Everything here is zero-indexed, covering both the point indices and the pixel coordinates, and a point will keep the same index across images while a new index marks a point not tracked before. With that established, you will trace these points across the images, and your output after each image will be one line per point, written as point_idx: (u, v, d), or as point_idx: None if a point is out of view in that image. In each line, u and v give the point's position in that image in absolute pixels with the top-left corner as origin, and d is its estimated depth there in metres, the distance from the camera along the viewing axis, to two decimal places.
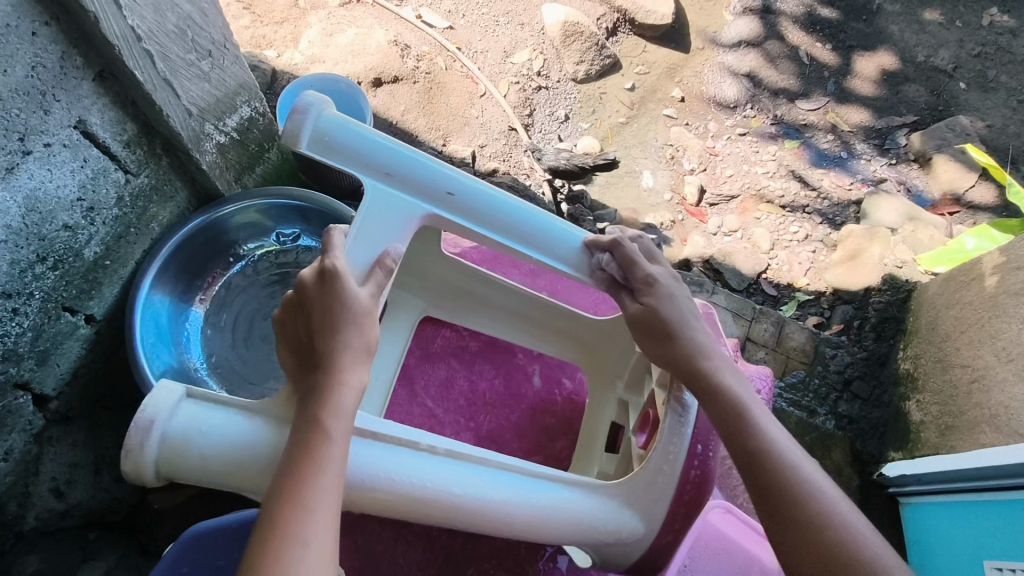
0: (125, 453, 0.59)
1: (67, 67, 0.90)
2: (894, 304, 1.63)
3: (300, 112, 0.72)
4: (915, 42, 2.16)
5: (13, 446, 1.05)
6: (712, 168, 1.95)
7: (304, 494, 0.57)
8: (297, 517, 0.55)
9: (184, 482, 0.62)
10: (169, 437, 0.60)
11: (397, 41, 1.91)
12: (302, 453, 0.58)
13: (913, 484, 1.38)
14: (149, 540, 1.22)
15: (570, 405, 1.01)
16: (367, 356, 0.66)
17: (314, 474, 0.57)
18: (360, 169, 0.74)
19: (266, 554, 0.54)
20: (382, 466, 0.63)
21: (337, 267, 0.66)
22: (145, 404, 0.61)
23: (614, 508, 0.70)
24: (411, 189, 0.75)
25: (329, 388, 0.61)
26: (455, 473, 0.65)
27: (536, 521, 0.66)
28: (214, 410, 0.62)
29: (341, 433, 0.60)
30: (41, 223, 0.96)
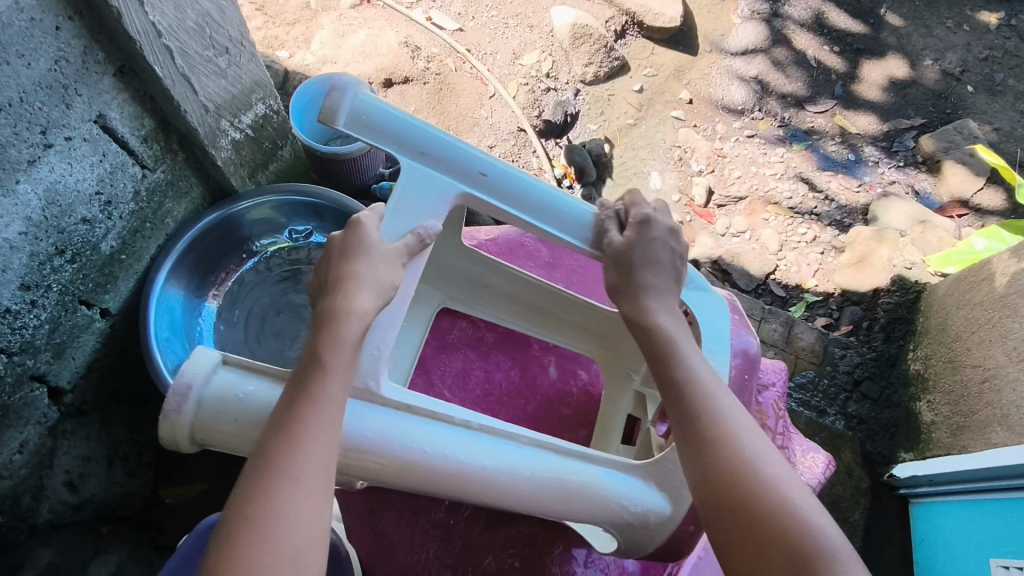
0: (162, 417, 0.62)
1: (89, 61, 0.91)
2: (904, 305, 1.63)
3: (337, 88, 0.75)
4: (922, 45, 2.17)
5: (28, 439, 1.06)
6: (720, 170, 1.95)
7: (297, 431, 0.57)
8: (288, 453, 0.56)
9: (218, 448, 0.64)
10: (204, 401, 0.62)
11: (407, 43, 1.93)
12: (298, 393, 0.60)
13: (923, 485, 1.37)
14: (160, 534, 1.22)
15: (585, 396, 1.00)
16: (387, 290, 0.68)
17: (309, 410, 0.58)
18: (395, 147, 0.76)
19: (256, 490, 0.54)
20: (380, 428, 0.64)
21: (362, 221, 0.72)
22: (183, 369, 0.63)
23: (643, 487, 0.72)
24: (443, 167, 0.78)
25: (332, 318, 0.64)
26: (456, 437, 0.66)
27: (547, 489, 0.67)
28: (249, 377, 0.64)
29: (340, 368, 0.62)
30: (61, 216, 0.97)
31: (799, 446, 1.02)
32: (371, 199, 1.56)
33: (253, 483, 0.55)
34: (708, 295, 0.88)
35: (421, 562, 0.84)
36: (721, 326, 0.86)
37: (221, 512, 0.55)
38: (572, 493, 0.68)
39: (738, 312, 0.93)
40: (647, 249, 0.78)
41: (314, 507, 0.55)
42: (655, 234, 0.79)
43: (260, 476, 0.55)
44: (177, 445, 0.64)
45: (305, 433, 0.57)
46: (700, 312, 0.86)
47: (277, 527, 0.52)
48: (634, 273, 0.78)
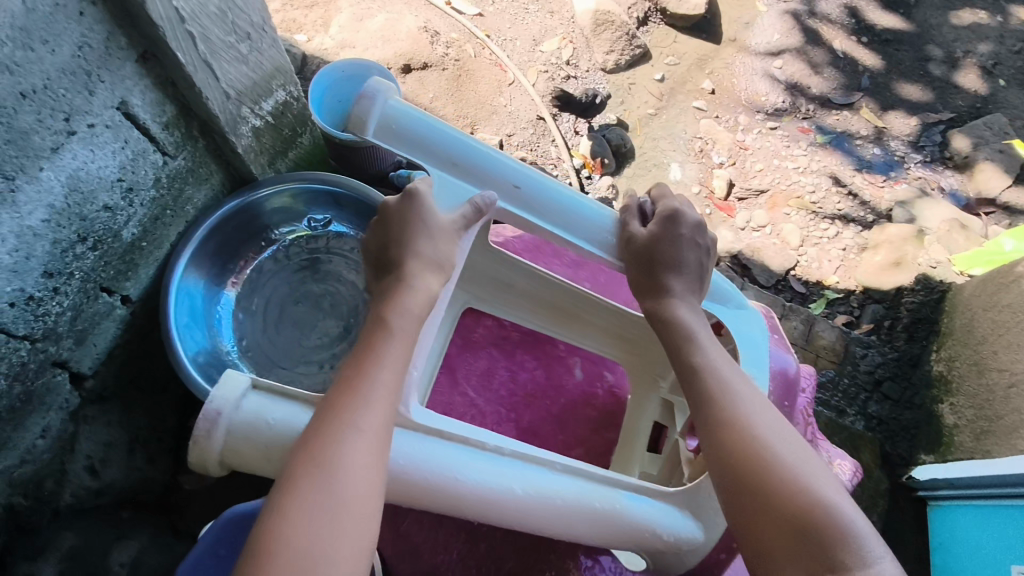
0: (193, 441, 0.64)
1: (112, 47, 0.90)
2: (928, 305, 1.60)
3: (368, 97, 0.77)
4: (953, 37, 2.11)
5: (50, 424, 1.07)
6: (742, 162, 1.92)
7: (361, 387, 0.63)
8: (354, 407, 0.61)
9: (246, 472, 0.66)
10: (234, 427, 0.64)
11: (426, 27, 1.90)
12: (366, 351, 0.67)
13: (944, 488, 1.36)
14: (179, 519, 1.23)
15: (611, 398, 0.99)
16: (436, 267, 0.76)
17: (373, 366, 0.65)
18: (426, 157, 0.80)
19: (324, 436, 0.59)
20: (417, 456, 0.65)
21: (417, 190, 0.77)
22: (213, 395, 0.65)
23: (676, 514, 0.73)
24: (474, 179, 0.80)
25: (400, 290, 0.72)
26: (492, 464, 0.68)
27: (582, 510, 0.69)
28: (277, 404, 0.66)
29: (400, 330, 0.69)
30: (83, 203, 0.97)
31: (826, 453, 1.02)
32: (389, 187, 1.54)
33: (301, 471, 0.57)
34: (744, 313, 0.89)
35: (446, 564, 0.85)
36: (758, 344, 0.86)
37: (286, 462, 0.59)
38: (601, 517, 0.70)
39: (777, 330, 0.94)
40: (673, 245, 0.83)
41: (371, 459, 0.59)
42: (682, 231, 0.83)
43: (308, 463, 0.57)
44: (207, 468, 0.66)
45: (354, 425, 0.60)
46: (737, 330, 0.87)
47: (334, 466, 0.57)
48: (661, 268, 0.82)
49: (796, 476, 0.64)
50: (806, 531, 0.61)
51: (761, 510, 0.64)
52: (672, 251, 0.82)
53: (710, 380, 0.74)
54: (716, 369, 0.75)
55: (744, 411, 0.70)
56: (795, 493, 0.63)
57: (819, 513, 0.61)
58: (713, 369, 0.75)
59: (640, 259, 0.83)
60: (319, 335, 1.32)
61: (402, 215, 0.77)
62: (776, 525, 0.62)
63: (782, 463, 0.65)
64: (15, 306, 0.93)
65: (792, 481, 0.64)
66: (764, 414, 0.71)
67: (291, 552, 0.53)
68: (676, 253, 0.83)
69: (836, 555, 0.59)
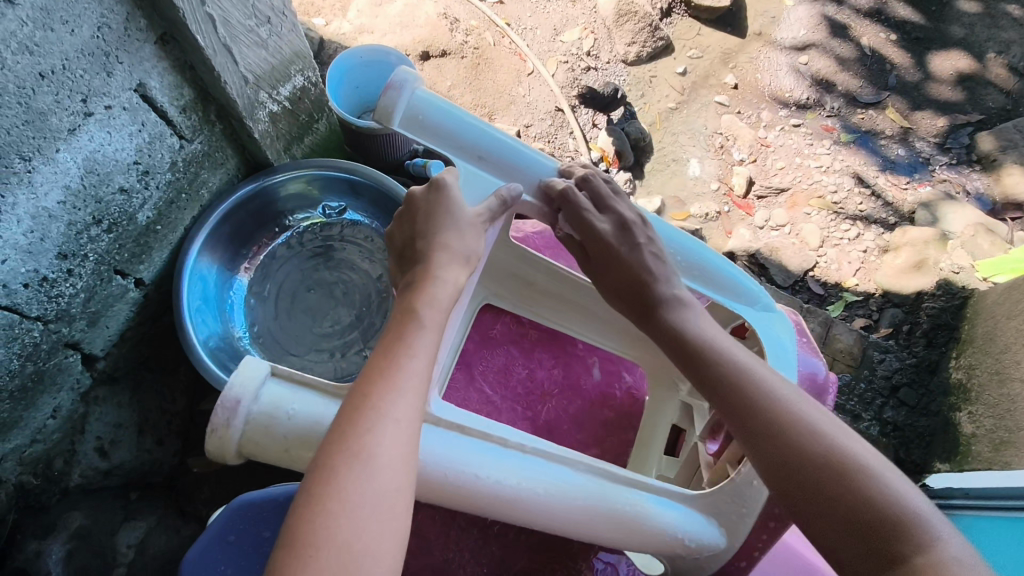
0: (211, 430, 0.63)
1: (131, 28, 0.89)
2: (948, 311, 1.57)
3: (395, 86, 0.78)
4: (987, 36, 2.05)
5: (61, 404, 1.08)
6: (763, 159, 1.88)
7: (396, 376, 0.62)
8: (387, 396, 0.60)
9: (264, 462, 0.66)
10: (253, 416, 0.64)
11: (446, 14, 1.88)
12: (396, 338, 0.65)
13: (958, 497, 1.31)
14: (187, 501, 1.20)
15: (629, 400, 0.98)
16: (464, 260, 0.75)
17: (406, 355, 0.64)
18: (453, 149, 0.81)
19: (359, 427, 0.57)
20: (443, 453, 0.65)
21: (447, 181, 0.78)
22: (231, 383, 0.64)
23: (700, 520, 0.73)
24: (501, 171, 0.82)
25: (427, 280, 0.71)
26: (512, 460, 0.67)
27: (609, 514, 0.68)
28: (297, 394, 0.65)
29: (431, 321, 0.68)
30: (99, 185, 0.96)
31: None
32: (404, 175, 1.53)
33: (339, 461, 0.55)
34: (771, 315, 0.87)
35: (458, 560, 0.85)
36: (787, 348, 0.84)
37: (315, 453, 0.57)
38: (625, 520, 0.69)
39: (805, 334, 0.91)
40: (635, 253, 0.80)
41: (405, 451, 0.58)
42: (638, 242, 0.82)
43: (348, 453, 0.55)
44: (222, 457, 0.65)
45: (388, 416, 0.59)
46: (766, 333, 0.85)
47: (370, 457, 0.56)
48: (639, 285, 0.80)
49: (844, 468, 0.62)
50: (864, 527, 0.60)
51: (816, 509, 0.62)
52: (631, 265, 0.80)
53: (728, 375, 0.70)
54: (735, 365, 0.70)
55: (781, 404, 0.66)
56: (848, 488, 0.61)
57: (875, 506, 0.60)
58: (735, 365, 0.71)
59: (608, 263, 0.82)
60: (331, 323, 1.31)
61: (430, 209, 0.78)
62: (835, 525, 0.61)
63: (829, 457, 0.62)
64: (30, 286, 0.93)
65: (844, 474, 0.61)
66: (799, 403, 0.67)
67: (330, 545, 0.51)
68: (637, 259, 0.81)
69: (897, 545, 0.58)
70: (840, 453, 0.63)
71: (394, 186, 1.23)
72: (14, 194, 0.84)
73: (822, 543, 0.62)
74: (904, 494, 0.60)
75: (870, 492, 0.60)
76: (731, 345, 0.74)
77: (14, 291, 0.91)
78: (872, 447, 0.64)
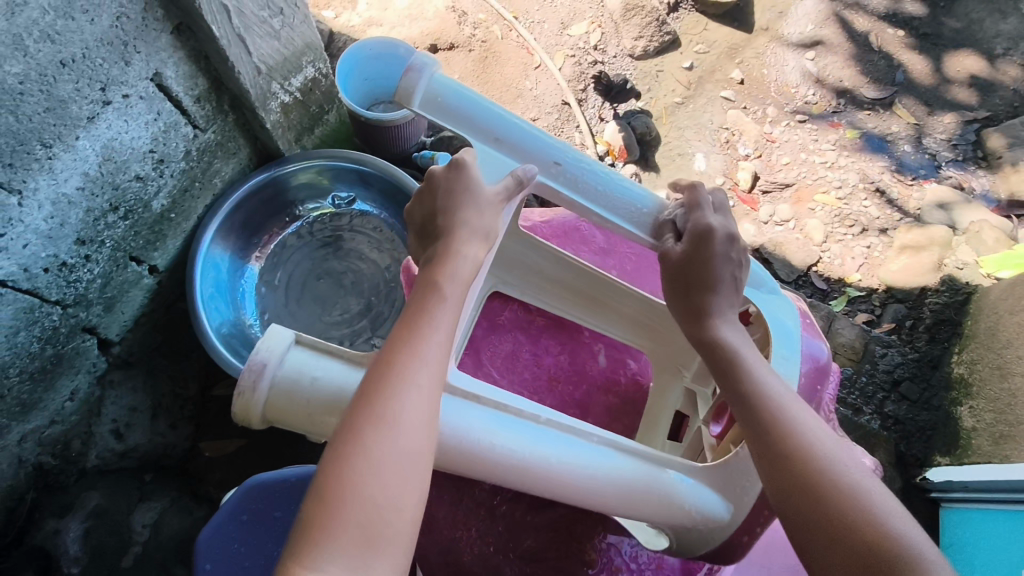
0: (238, 393, 0.64)
1: (148, 19, 0.91)
2: (951, 306, 1.58)
3: (415, 70, 0.80)
4: (995, 32, 2.05)
5: (79, 387, 1.11)
6: (768, 155, 1.89)
7: (418, 345, 0.64)
8: (413, 365, 0.62)
9: (285, 427, 0.68)
10: (279, 380, 0.66)
11: (454, 7, 1.90)
12: (418, 309, 0.67)
13: (959, 490, 1.34)
14: (199, 484, 1.23)
15: (634, 386, 1.00)
16: (483, 237, 0.77)
17: (428, 327, 0.66)
18: (469, 131, 0.82)
19: (384, 392, 0.59)
20: (463, 421, 0.67)
21: (465, 160, 0.79)
22: (258, 348, 0.66)
23: (706, 491, 0.75)
24: (517, 154, 0.83)
25: (447, 256, 0.73)
26: (529, 431, 0.70)
27: (620, 484, 0.71)
28: (320, 361, 0.67)
29: (453, 296, 0.70)
30: (116, 172, 0.98)
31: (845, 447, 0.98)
32: (412, 167, 1.54)
33: (364, 423, 0.57)
34: (777, 298, 0.89)
35: (465, 539, 0.88)
36: (790, 329, 0.86)
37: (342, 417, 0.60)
38: (637, 490, 0.72)
39: (807, 318, 0.93)
40: (707, 263, 0.79)
41: (426, 417, 0.60)
42: (718, 250, 0.79)
43: (373, 418, 0.58)
44: (247, 421, 0.66)
45: (413, 382, 0.60)
46: (771, 314, 0.87)
47: (393, 420, 0.58)
48: (698, 289, 0.79)
49: (852, 499, 0.60)
50: (857, 547, 0.58)
51: (820, 543, 0.60)
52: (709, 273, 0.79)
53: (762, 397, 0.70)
54: (772, 393, 0.70)
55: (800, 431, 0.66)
56: (858, 524, 0.59)
57: (872, 527, 0.58)
58: (771, 393, 0.70)
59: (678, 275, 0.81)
60: (340, 312, 1.33)
61: (448, 184, 0.79)
62: (835, 556, 0.59)
63: (833, 479, 0.62)
64: (50, 271, 0.95)
65: (858, 508, 0.60)
66: (824, 440, 0.66)
67: (356, 499, 0.54)
68: (713, 271, 0.79)
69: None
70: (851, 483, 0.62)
71: (403, 176, 1.25)
72: (36, 180, 0.86)
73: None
74: (919, 539, 0.58)
75: (883, 528, 0.58)
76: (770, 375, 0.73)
77: (34, 275, 0.93)
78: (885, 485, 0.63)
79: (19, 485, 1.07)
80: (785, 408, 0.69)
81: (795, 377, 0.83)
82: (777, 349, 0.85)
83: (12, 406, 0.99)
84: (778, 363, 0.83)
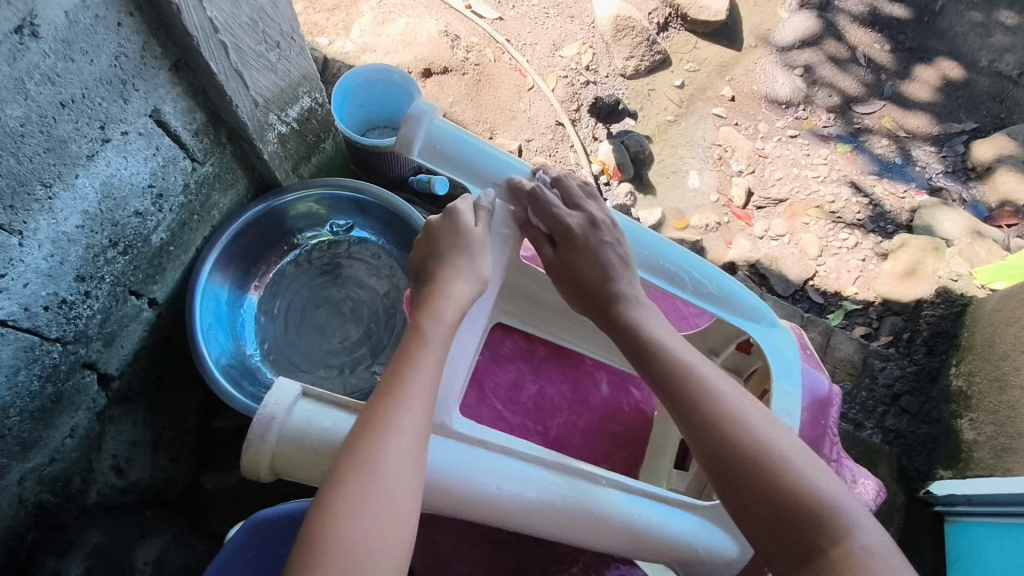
0: (247, 445, 0.67)
1: (147, 56, 0.91)
2: (948, 318, 1.59)
3: (414, 118, 0.82)
4: (978, 46, 2.08)
5: (78, 424, 1.10)
6: (761, 170, 1.91)
7: (398, 389, 0.65)
8: (392, 410, 0.63)
9: (292, 478, 0.69)
10: (287, 432, 0.68)
11: (447, 32, 1.91)
12: (401, 355, 0.69)
13: (963, 504, 1.34)
14: (201, 518, 1.23)
15: (637, 414, 1.01)
16: (467, 279, 0.79)
17: (409, 370, 0.67)
18: (470, 178, 0.87)
19: (364, 439, 0.61)
20: (455, 461, 0.70)
21: (458, 208, 0.82)
22: (267, 400, 0.69)
23: (712, 526, 0.75)
24: (515, 200, 0.88)
25: (433, 300, 0.75)
26: (523, 470, 0.71)
27: (615, 527, 0.71)
28: (326, 411, 0.69)
29: (435, 338, 0.71)
30: (115, 208, 0.98)
31: (849, 472, 0.95)
32: (408, 192, 1.55)
33: (348, 471, 0.59)
34: (776, 331, 0.90)
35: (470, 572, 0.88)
36: (790, 362, 0.87)
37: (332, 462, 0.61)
38: (633, 530, 0.72)
39: (807, 348, 0.95)
40: (591, 258, 0.85)
41: (409, 459, 0.62)
42: (605, 238, 0.86)
43: (353, 461, 0.60)
44: (256, 472, 0.69)
45: (395, 426, 0.62)
46: (770, 347, 0.88)
47: (375, 466, 0.60)
48: (602, 283, 0.85)
49: (777, 461, 0.67)
50: (781, 505, 0.65)
51: (743, 499, 0.67)
52: (597, 261, 0.85)
53: (683, 374, 0.75)
54: (688, 366, 0.76)
55: (720, 402, 0.72)
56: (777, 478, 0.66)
57: (794, 488, 0.66)
58: (681, 364, 0.76)
59: (570, 278, 0.87)
60: (340, 340, 1.33)
61: (443, 230, 0.81)
62: (766, 515, 0.66)
63: (757, 446, 0.68)
64: (50, 309, 0.95)
65: (778, 468, 0.67)
66: (737, 401, 0.73)
67: (337, 543, 0.56)
68: (597, 263, 0.85)
69: (820, 535, 0.64)
70: (768, 445, 0.69)
71: (401, 204, 1.25)
72: (36, 220, 0.87)
73: (750, 531, 0.67)
74: (827, 485, 0.66)
75: (797, 481, 0.66)
76: (681, 348, 0.79)
77: (34, 314, 0.93)
78: (796, 442, 0.71)
79: (18, 525, 1.06)
80: (698, 373, 0.75)
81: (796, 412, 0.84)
82: (778, 383, 0.86)
83: (11, 446, 0.99)
84: (780, 397, 0.84)
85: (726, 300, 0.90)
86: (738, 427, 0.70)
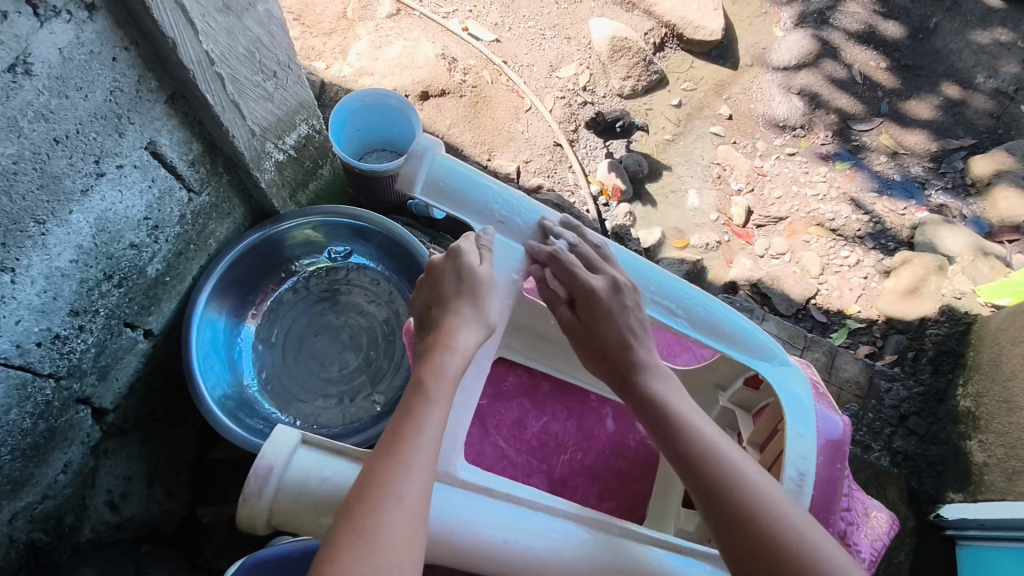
0: (244, 498, 0.67)
1: (143, 90, 0.90)
2: (953, 337, 1.56)
3: (416, 155, 0.82)
4: (974, 63, 2.09)
5: (72, 459, 1.08)
6: (760, 189, 1.91)
7: (401, 453, 0.65)
8: (394, 474, 0.63)
9: (290, 531, 0.70)
10: (285, 483, 0.68)
11: (444, 55, 1.92)
12: (402, 417, 0.69)
13: (974, 528, 1.32)
14: (197, 553, 1.18)
15: (644, 449, 0.99)
16: (468, 326, 0.78)
17: (411, 431, 0.67)
18: (471, 214, 0.87)
19: (364, 505, 0.61)
20: (454, 512, 0.70)
21: (461, 248, 0.82)
22: (264, 451, 0.69)
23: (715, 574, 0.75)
24: (515, 235, 0.89)
25: (435, 350, 0.74)
26: (528, 520, 0.71)
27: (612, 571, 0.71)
28: (326, 462, 0.70)
29: (440, 394, 0.71)
30: (110, 242, 0.97)
31: (860, 504, 0.93)
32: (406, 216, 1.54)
33: (343, 538, 0.59)
34: (787, 369, 0.90)
35: None
36: (803, 402, 0.86)
37: (331, 526, 0.61)
38: None
39: (820, 389, 0.91)
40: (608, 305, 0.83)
41: (412, 526, 0.61)
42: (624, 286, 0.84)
43: (351, 531, 0.59)
44: (254, 527, 0.69)
45: (393, 493, 0.61)
46: (781, 386, 0.88)
47: (376, 535, 0.59)
48: (605, 333, 0.83)
49: (778, 523, 0.67)
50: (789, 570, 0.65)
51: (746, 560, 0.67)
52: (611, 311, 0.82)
53: (682, 426, 0.75)
54: (686, 419, 0.75)
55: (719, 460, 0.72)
56: (764, 533, 0.67)
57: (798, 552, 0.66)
58: (678, 415, 0.76)
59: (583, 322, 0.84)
60: (339, 368, 1.31)
61: (448, 273, 0.81)
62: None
63: (761, 507, 0.68)
64: (43, 345, 0.93)
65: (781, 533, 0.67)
66: (740, 460, 0.72)
67: None
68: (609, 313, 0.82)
69: None
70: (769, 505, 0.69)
71: (402, 232, 1.25)
72: (29, 256, 0.85)
73: None
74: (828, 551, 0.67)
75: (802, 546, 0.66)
76: (681, 400, 0.79)
77: (27, 351, 0.92)
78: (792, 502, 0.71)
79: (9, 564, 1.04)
80: (697, 426, 0.75)
81: (811, 456, 0.82)
82: (791, 427, 0.84)
83: (2, 485, 0.96)
84: (792, 440, 0.83)
85: (735, 337, 0.91)
86: (739, 485, 0.70)
